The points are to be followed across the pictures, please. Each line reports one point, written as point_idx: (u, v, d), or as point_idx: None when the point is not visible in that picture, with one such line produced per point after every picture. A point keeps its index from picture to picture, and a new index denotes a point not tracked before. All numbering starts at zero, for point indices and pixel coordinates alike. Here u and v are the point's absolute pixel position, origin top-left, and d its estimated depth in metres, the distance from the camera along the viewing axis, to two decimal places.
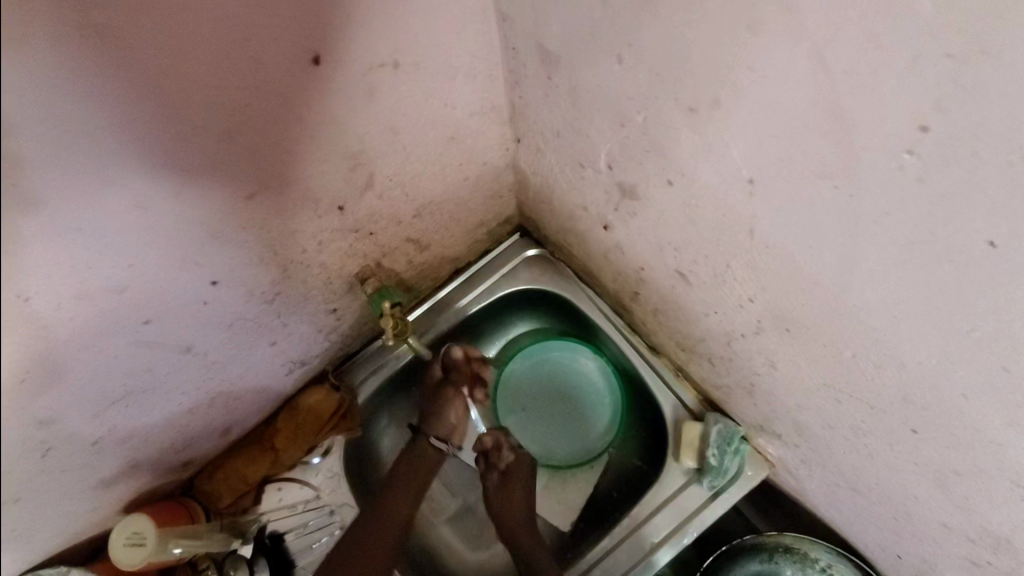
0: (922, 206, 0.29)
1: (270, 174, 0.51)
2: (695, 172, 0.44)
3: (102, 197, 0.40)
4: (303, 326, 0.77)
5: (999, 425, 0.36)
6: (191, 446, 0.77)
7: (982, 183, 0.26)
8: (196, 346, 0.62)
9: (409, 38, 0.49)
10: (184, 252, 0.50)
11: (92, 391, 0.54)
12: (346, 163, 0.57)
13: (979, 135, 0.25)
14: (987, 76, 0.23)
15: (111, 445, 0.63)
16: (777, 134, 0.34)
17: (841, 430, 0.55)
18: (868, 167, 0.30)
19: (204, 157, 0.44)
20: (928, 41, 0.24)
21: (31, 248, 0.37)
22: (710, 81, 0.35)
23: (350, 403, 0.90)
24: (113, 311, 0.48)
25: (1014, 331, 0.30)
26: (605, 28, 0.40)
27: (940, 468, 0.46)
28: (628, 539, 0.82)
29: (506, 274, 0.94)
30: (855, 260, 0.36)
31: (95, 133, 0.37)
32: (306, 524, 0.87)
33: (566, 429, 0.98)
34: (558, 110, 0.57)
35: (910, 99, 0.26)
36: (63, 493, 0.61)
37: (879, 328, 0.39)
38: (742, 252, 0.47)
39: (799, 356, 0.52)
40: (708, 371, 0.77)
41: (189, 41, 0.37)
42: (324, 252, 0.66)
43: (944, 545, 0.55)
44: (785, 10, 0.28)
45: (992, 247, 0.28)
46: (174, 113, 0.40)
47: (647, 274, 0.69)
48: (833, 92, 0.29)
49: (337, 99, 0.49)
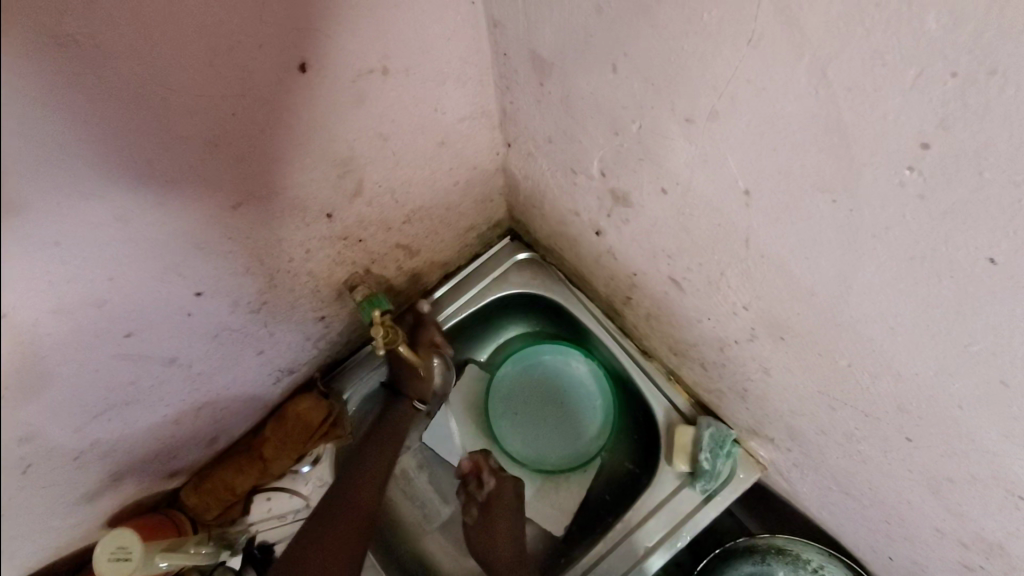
0: (922, 221, 0.29)
1: (254, 183, 0.49)
2: (690, 181, 0.44)
3: (82, 211, 0.39)
4: (290, 334, 0.76)
5: (995, 436, 0.36)
6: (176, 457, 0.76)
7: (983, 201, 0.26)
8: (181, 357, 0.61)
9: (399, 44, 0.48)
10: (168, 263, 0.49)
11: (71, 407, 0.52)
12: (334, 171, 0.55)
13: (983, 154, 0.24)
14: (992, 97, 0.23)
15: (93, 459, 0.61)
16: (775, 147, 0.33)
17: (835, 436, 0.55)
18: (868, 182, 0.30)
19: (185, 168, 0.43)
20: (932, 59, 0.23)
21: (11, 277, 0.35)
22: (706, 92, 0.35)
23: (339, 411, 0.89)
24: (94, 326, 0.47)
25: (1013, 345, 0.30)
26: (600, 36, 0.40)
27: (933, 474, 0.46)
28: (621, 544, 0.81)
29: (497, 278, 0.93)
30: (852, 272, 0.36)
31: (71, 146, 0.35)
32: (296, 536, 0.86)
33: (559, 433, 0.97)
34: (550, 116, 0.56)
35: (913, 116, 0.26)
36: (43, 510, 0.59)
37: (876, 338, 0.39)
38: (737, 261, 0.47)
39: (792, 363, 0.52)
40: (700, 375, 0.77)
41: (167, 49, 0.36)
42: (312, 260, 0.65)
43: (936, 549, 0.55)
44: (784, 23, 0.27)
45: (993, 264, 0.28)
46: (154, 122, 0.39)
47: (640, 279, 0.69)
48: (833, 107, 0.28)
49: (323, 105, 0.48)
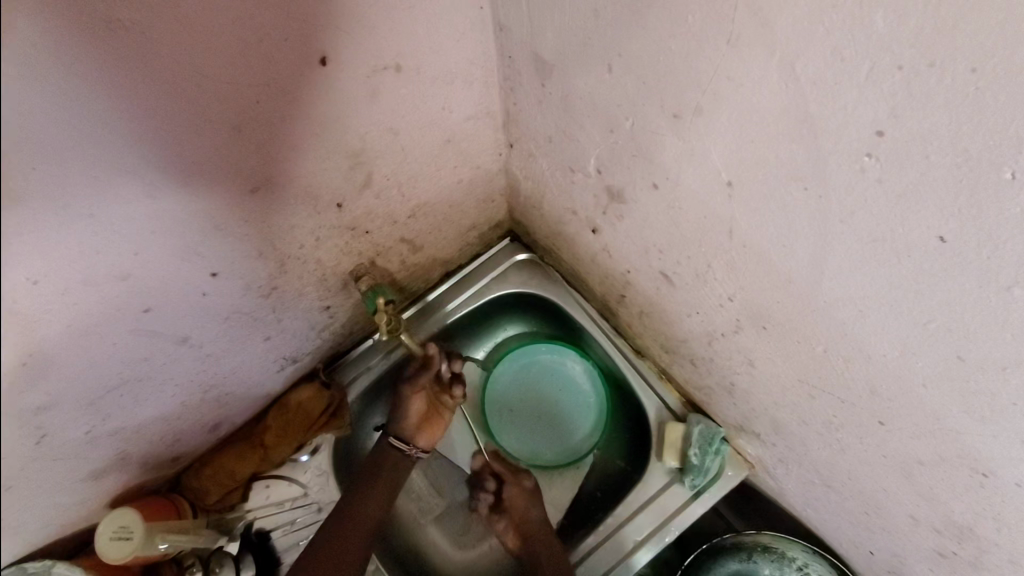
0: (881, 205, 0.32)
1: (271, 169, 0.53)
2: (679, 176, 0.47)
3: (113, 186, 0.42)
4: (297, 323, 0.78)
5: (956, 411, 0.39)
6: (180, 441, 0.78)
7: (934, 182, 0.29)
8: (192, 338, 0.64)
9: (410, 43, 0.52)
10: (187, 243, 0.52)
11: (87, 380, 0.55)
12: (346, 162, 0.59)
13: (929, 140, 0.28)
14: (933, 86, 0.26)
15: (103, 435, 0.64)
16: (753, 139, 0.37)
17: (816, 426, 0.58)
18: (834, 169, 0.33)
19: (211, 151, 0.46)
20: (881, 54, 0.27)
21: (30, 235, 0.39)
22: (692, 89, 0.38)
23: (340, 401, 0.91)
24: (115, 299, 0.50)
25: (965, 319, 0.33)
26: (597, 39, 0.43)
27: (905, 458, 0.48)
28: (610, 538, 0.84)
29: (496, 277, 0.96)
30: (825, 256, 0.39)
31: (110, 122, 0.38)
32: (293, 521, 0.90)
33: (553, 430, 0.99)
34: (550, 116, 0.60)
35: (869, 107, 0.29)
36: (51, 483, 0.61)
37: (848, 321, 0.42)
38: (722, 252, 0.50)
39: (774, 353, 0.55)
40: (690, 372, 0.79)
41: (206, 41, 0.39)
42: (321, 248, 0.68)
43: (912, 537, 0.57)
44: (759, 24, 0.31)
45: (943, 242, 0.31)
46: (186, 105, 0.42)
47: (633, 276, 0.72)
48: (802, 100, 0.32)
49: (339, 99, 0.51)
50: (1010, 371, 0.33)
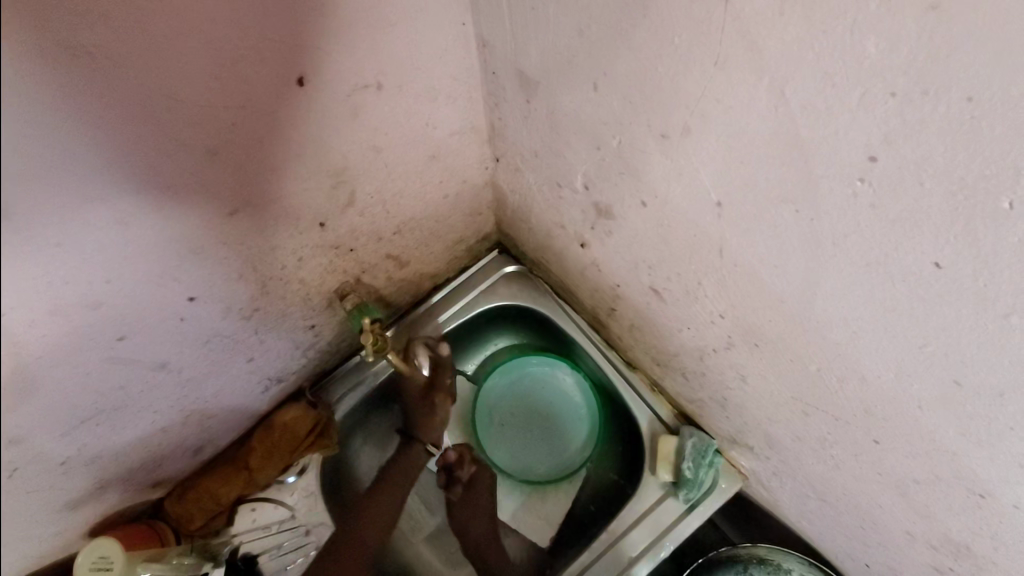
0: (875, 229, 0.31)
1: (249, 191, 0.51)
2: (668, 194, 0.46)
3: (82, 214, 0.40)
4: (281, 342, 0.77)
5: (952, 433, 0.38)
6: (162, 466, 0.76)
7: (928, 208, 0.28)
8: (171, 363, 0.62)
9: (392, 60, 0.51)
10: (163, 267, 0.50)
11: (61, 411, 0.53)
12: (328, 180, 0.57)
13: (923, 166, 0.27)
14: (927, 113, 0.25)
15: (79, 465, 0.62)
16: (743, 161, 0.36)
17: (810, 442, 0.57)
18: (825, 192, 0.32)
19: (183, 175, 0.45)
20: (873, 80, 0.26)
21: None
22: (680, 110, 0.37)
23: (327, 421, 0.89)
24: (88, 328, 0.48)
25: (963, 347, 0.32)
26: (582, 57, 0.42)
27: (900, 476, 0.47)
28: (605, 554, 0.82)
29: (485, 290, 0.95)
30: (816, 278, 0.38)
31: (77, 148, 0.37)
32: (280, 545, 0.88)
33: (546, 443, 0.98)
34: (536, 132, 0.59)
35: (861, 132, 0.28)
36: (26, 517, 0.59)
37: (841, 343, 0.41)
38: (713, 270, 0.49)
39: (766, 370, 0.54)
40: (682, 385, 0.78)
41: (178, 63, 0.38)
42: (304, 268, 0.67)
43: (909, 552, 0.57)
44: (747, 45, 0.30)
45: (938, 268, 0.30)
46: (156, 127, 0.40)
47: (623, 290, 0.71)
48: (792, 123, 0.31)
49: (319, 118, 0.50)
50: (1008, 397, 0.32)
